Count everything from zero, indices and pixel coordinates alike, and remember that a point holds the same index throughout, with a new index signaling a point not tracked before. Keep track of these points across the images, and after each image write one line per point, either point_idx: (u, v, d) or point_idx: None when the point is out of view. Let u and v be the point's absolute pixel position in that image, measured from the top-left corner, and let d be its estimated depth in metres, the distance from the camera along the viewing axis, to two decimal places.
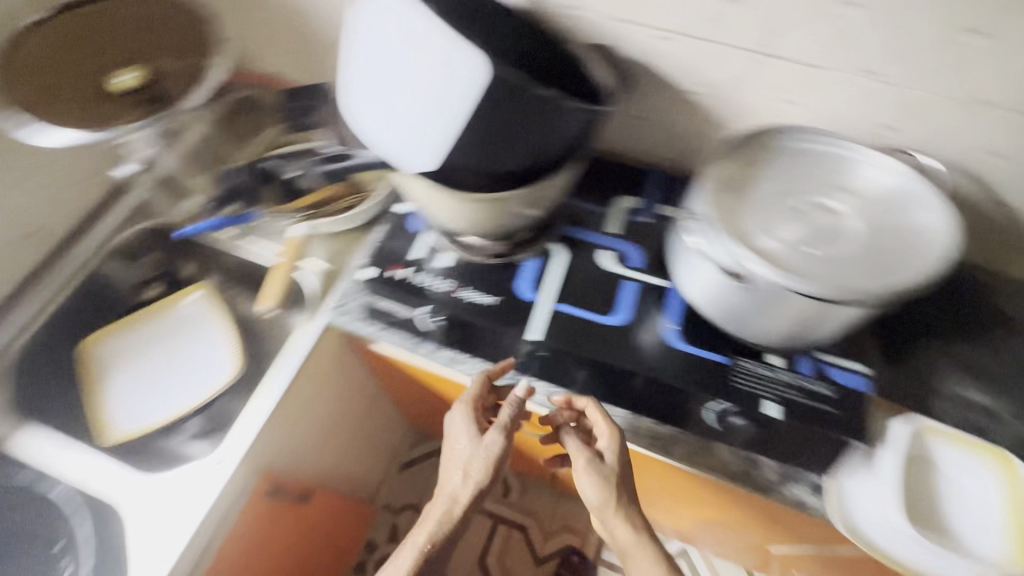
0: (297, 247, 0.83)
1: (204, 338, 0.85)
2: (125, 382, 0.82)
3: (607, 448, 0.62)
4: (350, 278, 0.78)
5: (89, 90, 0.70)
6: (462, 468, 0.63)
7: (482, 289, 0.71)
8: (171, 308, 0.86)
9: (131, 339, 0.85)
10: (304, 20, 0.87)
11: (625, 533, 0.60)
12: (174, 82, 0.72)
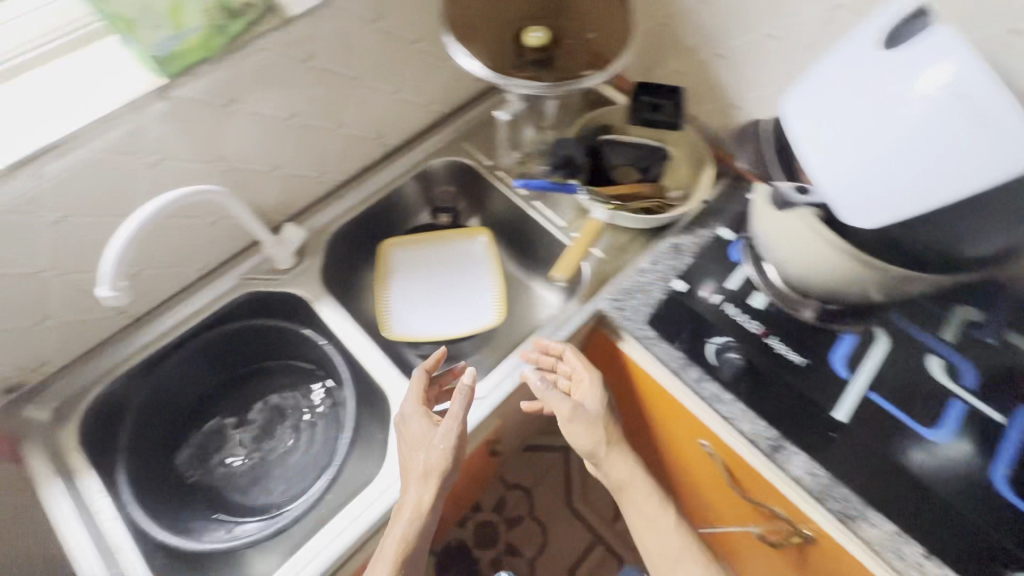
0: (591, 229, 0.85)
1: (476, 278, 0.91)
2: (405, 288, 0.91)
3: (595, 402, 0.73)
4: (648, 279, 0.81)
5: (505, 45, 0.77)
6: (420, 451, 0.65)
7: (789, 346, 0.70)
8: (454, 239, 0.94)
9: (416, 254, 0.93)
10: (684, 24, 0.88)
11: (643, 493, 0.70)
12: (576, 59, 0.76)
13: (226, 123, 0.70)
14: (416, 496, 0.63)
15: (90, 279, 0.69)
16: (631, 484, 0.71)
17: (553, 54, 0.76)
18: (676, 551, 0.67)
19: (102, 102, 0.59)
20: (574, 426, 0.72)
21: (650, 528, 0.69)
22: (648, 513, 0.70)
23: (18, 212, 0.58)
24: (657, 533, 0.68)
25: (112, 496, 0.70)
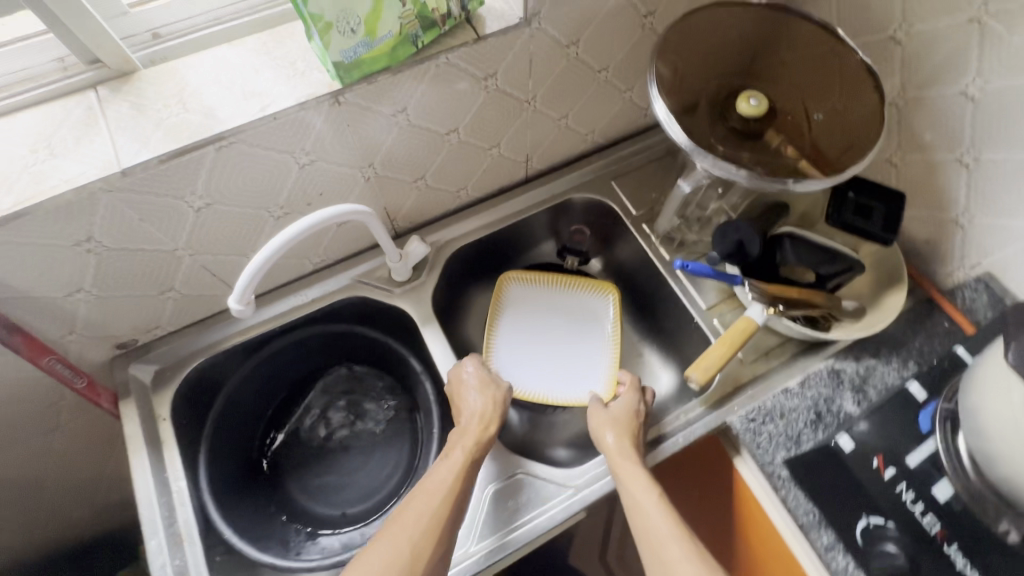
0: (746, 333, 0.72)
1: (590, 340, 0.84)
2: (516, 330, 0.84)
3: (628, 403, 0.72)
4: (805, 404, 0.71)
5: (713, 111, 0.66)
6: (470, 392, 0.72)
7: (967, 560, 0.61)
8: (584, 291, 0.87)
9: (535, 295, 0.87)
10: (927, 116, 0.71)
11: (638, 476, 0.64)
12: (793, 143, 0.65)
13: (388, 132, 0.64)
14: (467, 427, 0.68)
15: (217, 260, 0.67)
16: (629, 470, 0.65)
17: (766, 129, 0.65)
18: (664, 540, 0.58)
19: (275, 97, 0.54)
20: (603, 424, 0.70)
21: (638, 514, 0.61)
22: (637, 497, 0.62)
23: (169, 194, 0.55)
24: (646, 521, 0.60)
25: (190, 478, 0.70)
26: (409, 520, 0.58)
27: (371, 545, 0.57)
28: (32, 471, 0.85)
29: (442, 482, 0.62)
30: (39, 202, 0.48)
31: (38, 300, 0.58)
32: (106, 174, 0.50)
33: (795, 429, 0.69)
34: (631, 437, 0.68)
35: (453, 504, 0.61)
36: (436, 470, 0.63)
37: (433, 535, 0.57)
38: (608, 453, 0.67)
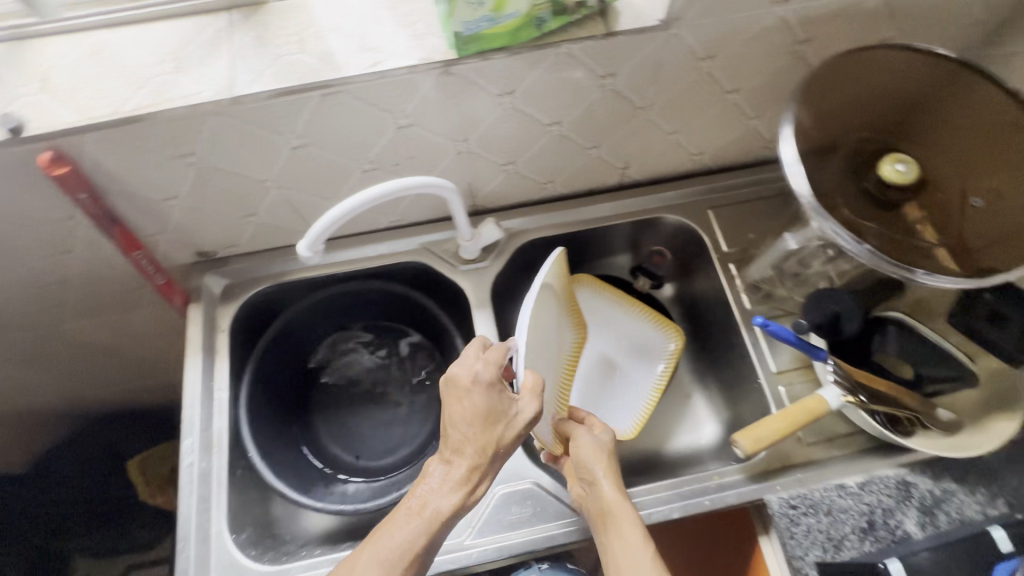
0: (815, 413, 0.65)
1: (566, 369, 0.71)
2: (539, 325, 0.63)
3: (610, 437, 0.65)
4: (859, 510, 0.64)
5: (848, 165, 0.58)
6: (477, 400, 0.55)
7: None
8: (645, 324, 0.82)
9: (551, 296, 0.67)
10: None
11: (635, 525, 0.58)
12: (933, 226, 0.56)
13: (489, 111, 0.61)
14: (460, 459, 0.55)
15: (301, 197, 0.68)
16: (624, 516, 0.59)
17: (906, 200, 0.57)
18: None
19: (386, 53, 0.53)
20: (589, 458, 0.62)
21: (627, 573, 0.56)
22: (628, 551, 0.57)
23: (271, 129, 0.56)
24: None
25: (232, 390, 0.74)
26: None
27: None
28: (111, 336, 0.95)
29: (403, 546, 0.52)
30: (158, 111, 0.51)
31: (139, 198, 0.62)
32: (219, 98, 0.52)
33: (837, 532, 0.62)
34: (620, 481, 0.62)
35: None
36: (409, 519, 0.53)
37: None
38: (602, 494, 0.61)
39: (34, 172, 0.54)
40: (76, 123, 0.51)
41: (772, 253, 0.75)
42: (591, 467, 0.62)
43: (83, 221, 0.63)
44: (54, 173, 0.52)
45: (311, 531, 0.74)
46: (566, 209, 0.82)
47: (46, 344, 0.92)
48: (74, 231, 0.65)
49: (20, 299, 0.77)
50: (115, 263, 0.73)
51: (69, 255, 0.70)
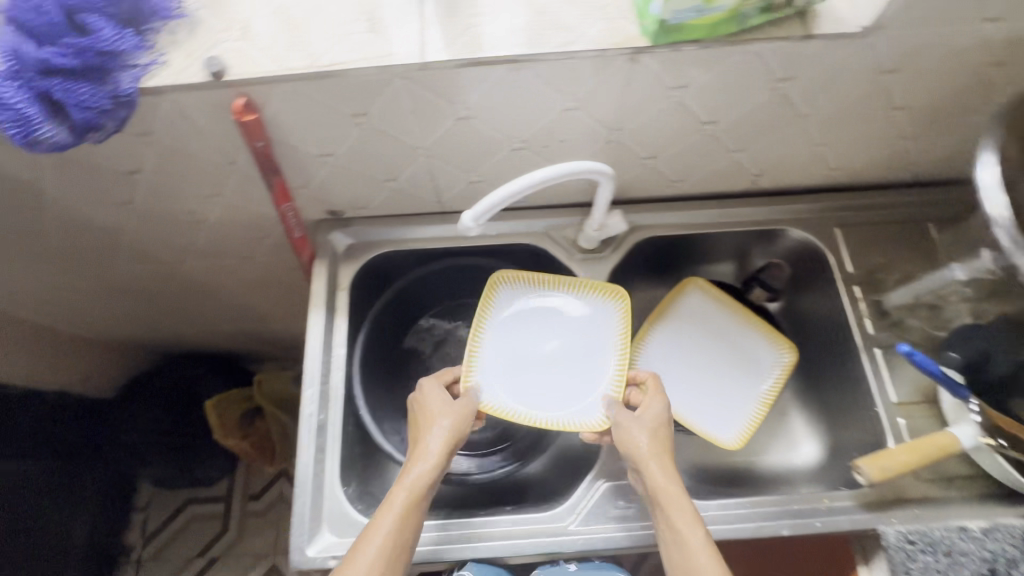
0: (944, 450, 0.64)
1: (598, 354, 0.74)
2: (500, 349, 0.74)
3: (660, 420, 0.63)
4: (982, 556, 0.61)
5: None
6: (441, 421, 0.64)
7: None
8: (755, 336, 0.80)
9: (534, 302, 0.76)
10: None
11: (687, 506, 0.57)
12: None
13: (653, 102, 0.60)
14: (426, 454, 0.61)
15: (444, 168, 0.69)
16: (674, 498, 0.57)
17: None
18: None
19: (577, 34, 0.52)
20: (636, 441, 0.62)
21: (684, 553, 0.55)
22: (683, 529, 0.56)
23: (445, 98, 0.57)
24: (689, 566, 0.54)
25: (348, 349, 0.76)
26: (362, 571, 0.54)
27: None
28: (219, 280, 0.98)
29: (388, 537, 0.56)
30: (351, 69, 0.52)
31: (297, 152, 0.64)
32: (409, 62, 0.52)
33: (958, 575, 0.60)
34: (668, 463, 0.60)
35: (396, 552, 0.56)
36: (384, 514, 0.57)
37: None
38: (647, 477, 0.59)
39: (219, 116, 0.56)
40: (273, 73, 0.52)
41: (923, 278, 0.75)
42: (636, 447, 0.61)
43: (241, 168, 0.65)
44: (243, 119, 0.54)
45: None
46: (689, 209, 0.81)
47: (161, 280, 0.96)
48: (229, 176, 0.67)
49: (155, 235, 0.80)
50: (251, 211, 0.75)
51: (214, 198, 0.72)
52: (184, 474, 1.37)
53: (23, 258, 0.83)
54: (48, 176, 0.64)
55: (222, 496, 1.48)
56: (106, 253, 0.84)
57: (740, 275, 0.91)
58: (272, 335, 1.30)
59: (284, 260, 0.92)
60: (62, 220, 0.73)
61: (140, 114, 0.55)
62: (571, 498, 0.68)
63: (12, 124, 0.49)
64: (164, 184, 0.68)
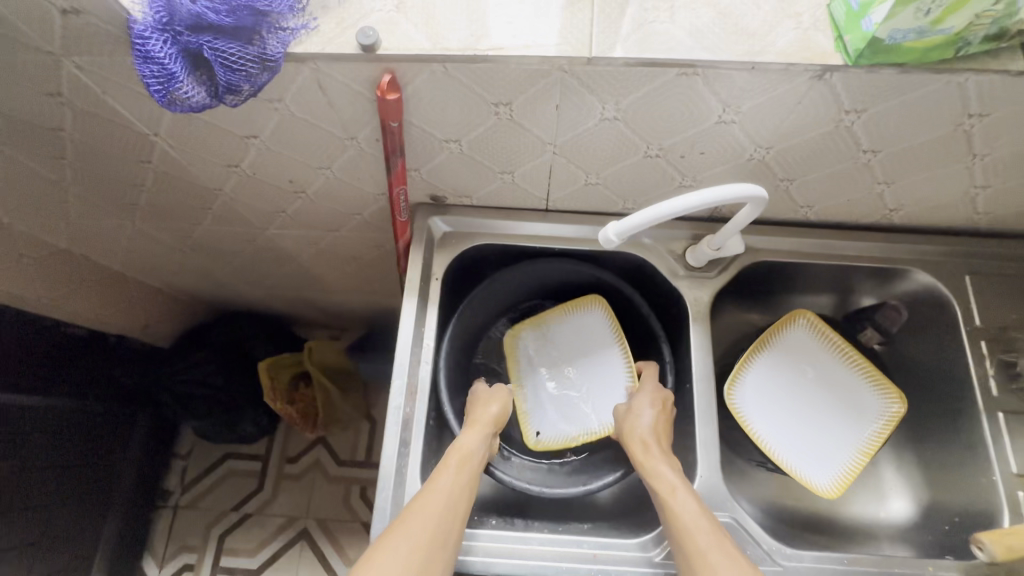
0: None
1: (602, 355, 0.77)
2: (535, 393, 0.78)
3: (649, 404, 0.68)
4: None
5: None
6: (491, 402, 0.70)
7: None
8: (862, 381, 0.75)
9: (544, 335, 0.80)
10: None
11: (669, 475, 0.60)
12: None
13: (819, 124, 0.55)
14: (479, 422, 0.67)
15: (567, 167, 0.65)
16: (655, 469, 0.61)
17: None
18: (704, 549, 0.54)
19: (766, 42, 0.48)
20: (627, 423, 0.67)
21: (669, 518, 0.58)
22: (665, 497, 0.59)
23: (599, 96, 0.53)
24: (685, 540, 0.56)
25: (435, 341, 0.73)
26: (425, 517, 0.55)
27: (391, 534, 0.54)
28: (299, 249, 0.95)
29: (450, 489, 0.58)
30: (513, 55, 0.48)
31: (422, 134, 0.60)
32: (576, 55, 0.48)
33: None
34: (650, 438, 0.64)
35: (448, 517, 0.56)
36: (444, 470, 0.60)
37: (445, 534, 0.55)
38: (633, 451, 0.64)
39: (358, 91, 0.53)
40: (428, 51, 0.49)
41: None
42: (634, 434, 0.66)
43: (360, 144, 0.62)
44: (385, 98, 0.51)
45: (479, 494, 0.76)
46: (810, 237, 0.75)
47: (241, 242, 0.94)
48: (345, 150, 0.64)
49: (250, 199, 0.78)
50: (354, 188, 0.72)
51: (321, 170, 0.69)
52: (228, 430, 1.27)
53: (117, 207, 0.83)
54: (167, 126, 0.62)
55: (261, 455, 1.37)
56: (198, 212, 0.83)
57: (846, 311, 0.85)
58: (331, 306, 1.29)
59: (369, 239, 0.89)
60: (166, 171, 0.72)
61: (278, 80, 0.53)
62: (656, 529, 0.66)
63: (156, 78, 0.47)
64: (278, 152, 0.65)
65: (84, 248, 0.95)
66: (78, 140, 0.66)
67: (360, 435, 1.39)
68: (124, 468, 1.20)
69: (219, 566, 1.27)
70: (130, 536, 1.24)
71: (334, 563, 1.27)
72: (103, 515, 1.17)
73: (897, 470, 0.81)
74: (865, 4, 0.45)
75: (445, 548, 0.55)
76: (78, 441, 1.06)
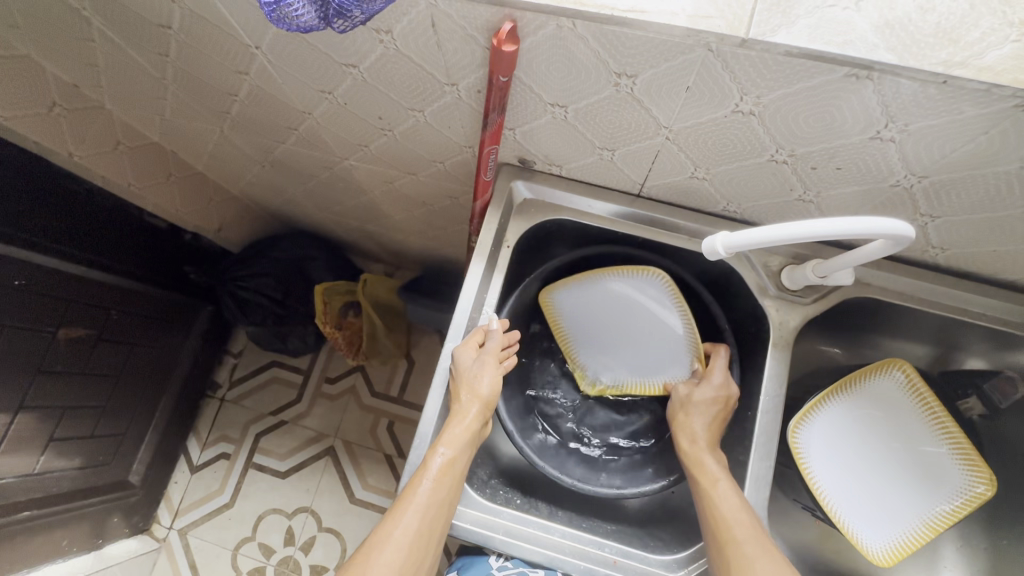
0: None
1: (663, 323, 0.71)
2: (585, 342, 0.75)
3: (707, 396, 0.66)
4: None
5: None
6: (476, 385, 0.64)
7: None
8: (949, 452, 0.67)
9: (592, 293, 0.72)
10: None
11: (715, 469, 0.61)
12: None
13: (997, 161, 0.46)
14: (463, 419, 0.63)
15: (676, 156, 0.58)
16: (701, 460, 0.62)
17: None
18: (741, 540, 0.55)
19: (970, 53, 0.39)
20: (680, 414, 0.67)
21: (707, 506, 0.59)
22: (707, 487, 0.59)
23: (741, 84, 0.45)
24: (721, 530, 0.56)
25: (496, 309, 0.71)
26: (400, 534, 0.57)
27: (372, 551, 0.57)
28: (373, 185, 0.94)
29: (427, 504, 0.59)
30: (656, 22, 0.42)
31: (529, 93, 0.55)
32: (730, 33, 0.41)
33: None
34: (700, 433, 0.64)
35: (425, 536, 0.58)
36: (422, 482, 0.59)
37: (424, 550, 0.58)
38: (681, 444, 0.65)
39: (472, 35, 0.48)
40: (561, 5, 0.43)
41: None
42: (685, 425, 0.66)
43: (460, 92, 0.58)
44: (501, 48, 0.46)
45: (508, 467, 0.75)
46: (934, 282, 0.65)
47: (318, 167, 0.93)
48: (441, 96, 0.60)
49: (336, 128, 0.76)
50: (442, 136, 0.69)
51: (413, 112, 0.65)
52: (278, 340, 1.32)
53: (209, 112, 0.83)
54: (270, 41, 0.60)
55: (305, 369, 1.43)
56: (283, 131, 0.82)
57: (945, 368, 0.75)
58: (393, 244, 1.29)
59: (444, 189, 0.86)
60: (260, 85, 0.71)
61: (392, 10, 0.49)
62: (683, 552, 0.64)
63: None
64: (374, 85, 0.62)
65: (173, 144, 0.97)
66: (182, 41, 0.66)
67: (397, 371, 1.43)
68: (182, 353, 1.26)
69: (251, 462, 1.35)
70: (182, 416, 1.32)
71: (351, 483, 1.33)
72: (161, 394, 1.23)
73: (958, 547, 0.74)
74: None
75: (426, 562, 0.58)
76: (145, 321, 1.11)
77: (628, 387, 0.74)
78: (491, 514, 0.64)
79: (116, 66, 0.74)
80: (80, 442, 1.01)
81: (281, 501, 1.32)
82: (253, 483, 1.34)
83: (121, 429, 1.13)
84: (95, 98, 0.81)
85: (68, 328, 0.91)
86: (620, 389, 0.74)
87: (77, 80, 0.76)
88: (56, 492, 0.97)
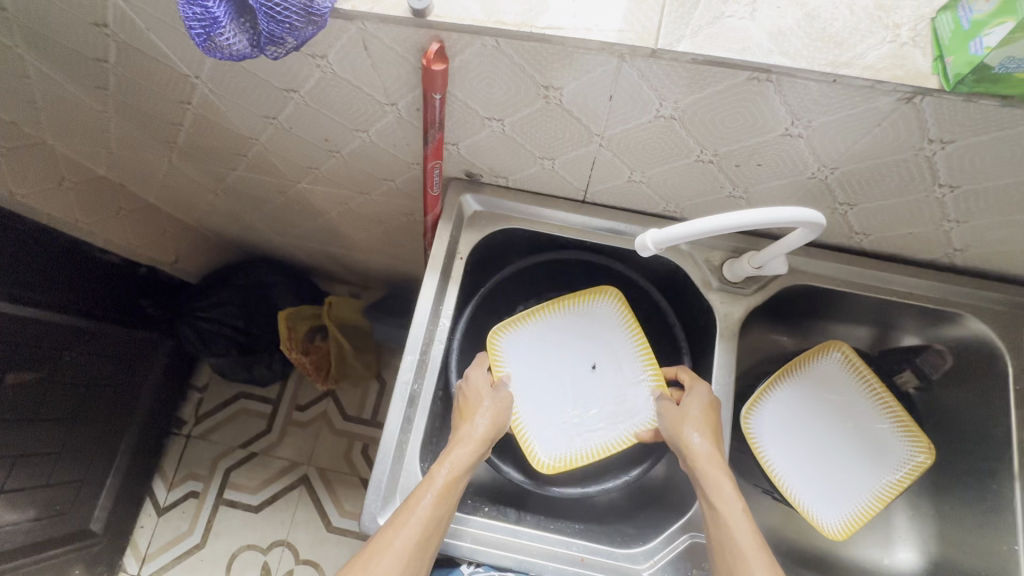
0: None
1: (619, 362, 0.74)
2: (542, 403, 0.72)
3: (699, 405, 0.64)
4: None
5: None
6: (490, 411, 0.66)
7: None
8: (890, 425, 0.71)
9: (538, 342, 0.74)
10: None
11: (728, 489, 0.59)
12: None
13: (895, 149, 0.50)
14: (468, 441, 0.63)
15: (612, 162, 0.61)
16: (717, 478, 0.60)
17: None
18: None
19: (853, 53, 0.43)
20: (679, 426, 0.64)
21: (722, 530, 0.57)
22: (725, 511, 0.58)
23: (657, 91, 0.49)
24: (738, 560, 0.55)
25: (453, 319, 0.72)
26: (401, 543, 0.55)
27: (368, 559, 0.55)
28: (329, 207, 0.95)
29: (427, 517, 0.58)
30: (572, 37, 0.44)
31: (465, 108, 0.57)
32: (640, 44, 0.44)
33: None
34: (710, 445, 0.62)
35: (421, 552, 0.56)
36: (424, 495, 0.59)
37: (419, 564, 0.56)
38: (694, 454, 0.61)
39: (403, 56, 0.50)
40: (481, 23, 0.46)
41: None
42: (691, 438, 0.62)
43: (400, 111, 0.59)
44: (431, 67, 0.48)
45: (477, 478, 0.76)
46: (861, 266, 0.70)
47: (272, 192, 0.93)
48: (383, 115, 0.61)
49: (285, 153, 0.77)
50: (389, 154, 0.70)
51: (358, 133, 0.67)
52: (242, 370, 1.30)
53: (155, 142, 0.82)
54: (209, 70, 0.61)
55: (273, 398, 1.41)
56: (232, 157, 0.82)
57: (884, 347, 0.80)
58: (354, 264, 1.29)
59: (398, 206, 0.87)
60: (204, 114, 0.71)
61: (323, 35, 0.50)
62: (649, 542, 0.65)
63: (197, 22, 0.45)
64: (317, 109, 0.63)
65: (121, 176, 0.96)
66: (121, 73, 0.66)
67: (368, 393, 1.42)
68: (142, 390, 1.23)
69: (222, 497, 1.32)
70: (145, 456, 1.28)
71: (327, 510, 1.30)
72: (121, 435, 1.19)
73: (910, 518, 0.78)
74: (979, 25, 0.40)
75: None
76: (100, 359, 1.07)
77: (596, 442, 0.70)
78: (457, 524, 0.64)
79: (54, 101, 0.73)
80: (33, 492, 0.97)
81: (255, 536, 1.28)
82: (224, 520, 1.30)
83: (79, 474, 1.09)
84: (35, 133, 0.80)
85: (16, 371, 0.88)
86: (587, 448, 0.70)
87: (14, 117, 0.75)
88: (9, 546, 0.93)
